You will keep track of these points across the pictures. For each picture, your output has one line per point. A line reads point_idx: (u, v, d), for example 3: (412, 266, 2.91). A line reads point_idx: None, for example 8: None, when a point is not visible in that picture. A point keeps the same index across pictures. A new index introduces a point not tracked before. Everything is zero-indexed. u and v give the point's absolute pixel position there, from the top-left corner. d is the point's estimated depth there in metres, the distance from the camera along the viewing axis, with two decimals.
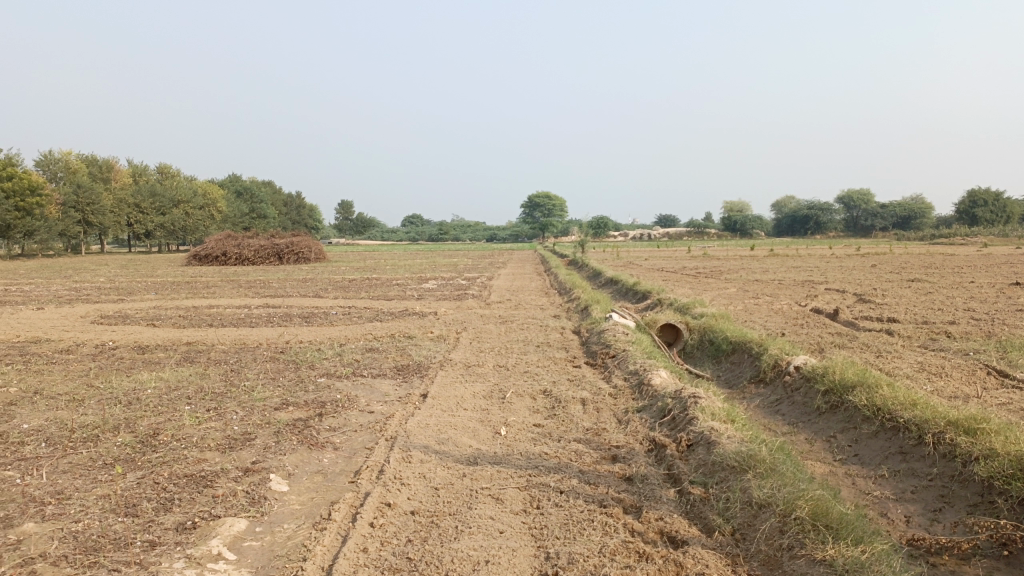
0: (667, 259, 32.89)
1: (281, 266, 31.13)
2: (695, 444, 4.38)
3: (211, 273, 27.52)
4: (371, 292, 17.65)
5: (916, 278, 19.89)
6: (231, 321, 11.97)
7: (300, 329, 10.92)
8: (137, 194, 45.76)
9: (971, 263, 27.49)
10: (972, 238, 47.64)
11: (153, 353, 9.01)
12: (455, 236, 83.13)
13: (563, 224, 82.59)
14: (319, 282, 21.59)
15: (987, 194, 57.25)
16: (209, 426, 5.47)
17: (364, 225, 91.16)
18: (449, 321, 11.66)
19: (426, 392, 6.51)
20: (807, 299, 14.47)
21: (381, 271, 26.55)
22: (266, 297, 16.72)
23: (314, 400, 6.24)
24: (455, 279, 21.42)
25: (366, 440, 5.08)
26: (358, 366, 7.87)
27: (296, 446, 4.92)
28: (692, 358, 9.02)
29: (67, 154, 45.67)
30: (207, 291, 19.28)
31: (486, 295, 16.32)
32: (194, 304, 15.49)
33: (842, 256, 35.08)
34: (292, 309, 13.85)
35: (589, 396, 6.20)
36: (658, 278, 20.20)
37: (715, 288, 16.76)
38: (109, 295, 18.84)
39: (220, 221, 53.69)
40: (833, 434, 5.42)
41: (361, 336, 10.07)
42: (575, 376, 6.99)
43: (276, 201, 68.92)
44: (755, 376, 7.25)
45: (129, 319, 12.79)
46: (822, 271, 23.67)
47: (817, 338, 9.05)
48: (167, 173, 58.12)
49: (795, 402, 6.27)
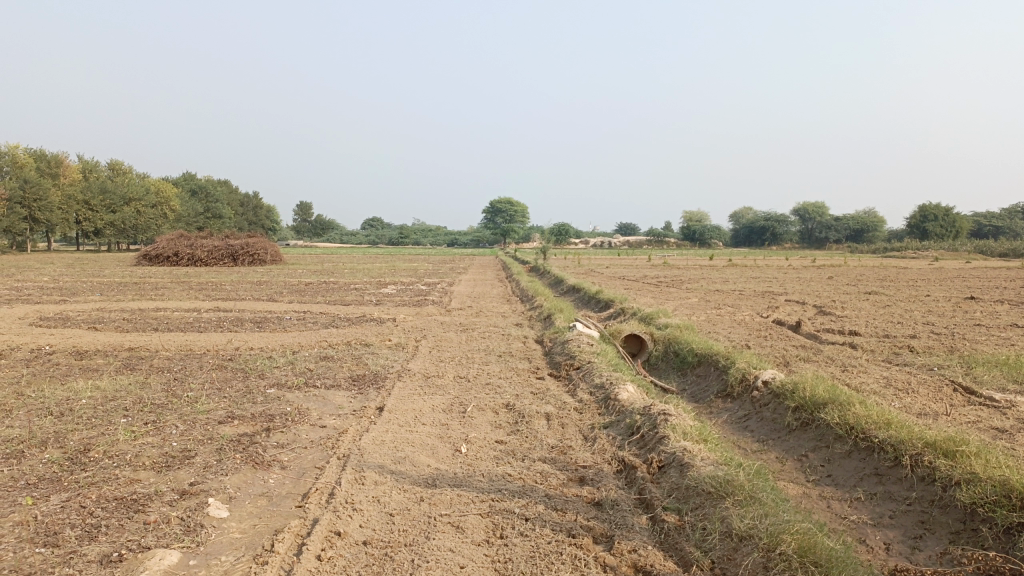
0: (627, 267, 32.98)
1: (236, 269, 30.39)
2: (667, 465, 4.14)
3: (162, 274, 26.70)
4: (328, 296, 17.20)
5: (874, 291, 20.07)
6: (179, 325, 11.47)
7: (251, 335, 10.48)
8: (87, 192, 44.42)
9: (925, 276, 27.97)
10: (922, 251, 48.72)
11: (92, 359, 8.52)
12: (416, 240, 82.50)
13: (524, 231, 82.55)
14: (274, 285, 21.02)
15: (936, 209, 58.66)
16: (145, 442, 5.08)
17: (322, 227, 90.02)
18: (407, 328, 11.32)
19: (382, 405, 6.18)
20: (769, 310, 14.43)
21: (339, 275, 26.03)
22: (218, 300, 16.16)
23: (262, 413, 5.87)
24: (415, 285, 21.05)
25: (317, 458, 4.74)
26: (311, 376, 7.50)
27: (239, 465, 4.56)
28: (656, 370, 8.84)
29: (14, 149, 44.16)
30: (156, 293, 18.62)
31: (446, 301, 16.01)
32: (142, 306, 14.87)
33: (799, 266, 35.47)
34: (245, 313, 13.37)
35: (554, 411, 5.93)
36: (619, 287, 20.09)
37: (677, 298, 16.68)
38: (52, 295, 18.06)
39: (174, 221, 52.42)
40: (805, 453, 5.24)
41: (316, 343, 9.68)
42: (539, 389, 6.72)
43: (233, 202, 67.60)
44: (722, 390, 7.07)
45: (70, 322, 12.19)
46: (781, 282, 23.85)
47: (782, 350, 8.92)
48: (119, 171, 56.59)
49: (764, 417, 6.09)
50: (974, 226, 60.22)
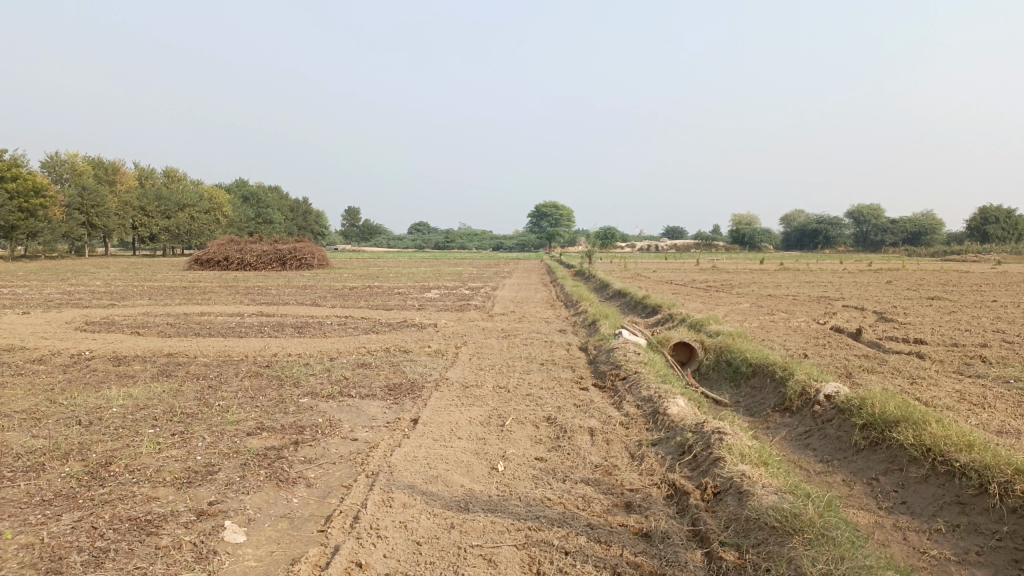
0: (675, 271, 32.42)
1: (283, 273, 30.60)
2: (723, 492, 3.75)
3: (210, 279, 26.96)
4: (371, 301, 17.03)
5: (936, 296, 19.19)
6: (221, 331, 11.37)
7: (290, 341, 10.30)
8: (143, 198, 45.39)
9: (989, 280, 26.83)
10: (984, 255, 46.98)
11: (129, 365, 8.40)
12: (462, 245, 82.60)
13: (570, 235, 82.06)
14: (319, 290, 21.01)
15: (997, 211, 56.56)
16: (168, 456, 4.85)
17: (370, 232, 90.79)
18: (448, 335, 11.03)
19: (416, 417, 5.88)
20: (825, 316, 13.81)
21: (383, 279, 26.01)
22: (262, 305, 16.13)
23: (291, 424, 5.61)
24: (459, 289, 20.82)
25: (345, 477, 4.44)
26: (346, 384, 7.24)
27: (262, 482, 4.29)
28: (707, 380, 8.39)
29: (73, 157, 45.42)
30: (202, 298, 18.71)
31: (489, 306, 15.71)
32: (187, 311, 14.87)
33: (854, 270, 34.35)
34: (287, 319, 13.24)
35: (598, 425, 5.56)
36: (667, 292, 19.57)
37: (727, 303, 16.11)
38: (103, 299, 18.30)
39: (225, 226, 53.31)
40: (875, 477, 4.79)
41: (354, 350, 9.44)
42: (583, 400, 6.36)
43: (283, 207, 68.60)
44: (779, 403, 6.61)
45: (114, 327, 12.20)
46: (836, 287, 23.01)
47: (843, 360, 8.40)
48: (174, 177, 57.83)
49: (827, 435, 5.63)
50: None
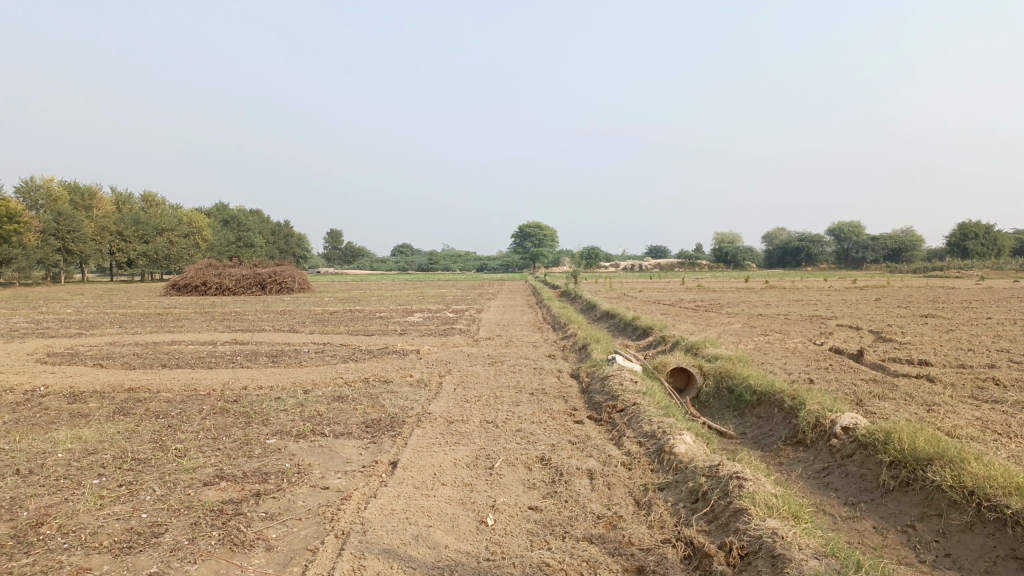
0: (662, 291, 31.80)
1: (261, 297, 29.89)
2: (752, 555, 3.24)
3: (187, 305, 26.20)
4: (352, 326, 16.39)
5: (931, 313, 18.76)
6: (190, 361, 10.70)
7: (262, 371, 9.67)
8: (120, 223, 44.50)
9: (978, 296, 26.55)
10: (967, 270, 46.89)
11: (84, 402, 7.74)
12: (445, 266, 82.09)
13: (554, 255, 81.77)
14: (297, 315, 20.32)
15: (976, 227, 56.81)
16: (110, 514, 4.23)
17: (353, 255, 90.06)
18: (431, 362, 10.44)
19: (395, 460, 5.29)
20: (821, 336, 13.32)
21: (365, 303, 25.42)
22: (237, 332, 15.44)
23: (254, 471, 5.01)
24: (443, 313, 20.22)
25: (311, 538, 3.86)
26: (320, 421, 6.64)
27: (213, 549, 3.70)
28: (708, 408, 7.86)
29: (49, 182, 44.57)
30: (176, 325, 17.99)
31: (474, 330, 15.16)
32: (158, 340, 14.17)
33: (840, 287, 34.06)
34: (262, 347, 12.59)
35: (598, 466, 5.01)
36: (656, 313, 19.09)
37: (719, 324, 15.62)
38: (70, 328, 17.51)
39: (205, 249, 52.45)
40: (911, 523, 4.27)
41: (330, 381, 8.83)
42: (579, 437, 5.82)
43: (264, 230, 67.77)
44: (791, 436, 6.09)
45: (76, 358, 11.51)
46: (825, 304, 22.65)
47: (852, 386, 7.89)
48: (152, 201, 56.95)
49: (849, 473, 5.11)
50: (1017, 243, 58.16)
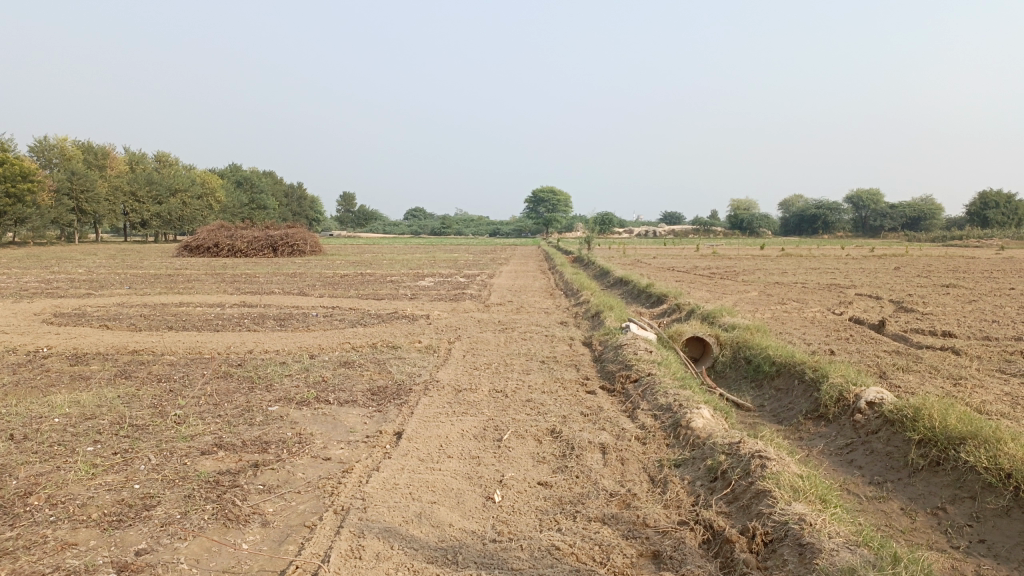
0: (676, 258, 31.44)
1: (273, 260, 29.76)
2: (777, 542, 3.03)
3: (198, 266, 26.08)
4: (362, 290, 16.21)
5: (952, 284, 18.37)
6: (197, 324, 10.55)
7: (269, 335, 9.49)
8: (134, 183, 44.38)
9: (998, 267, 26.04)
10: (986, 240, 46.12)
11: (86, 364, 7.59)
12: (458, 231, 81.75)
13: (567, 221, 81.23)
14: (308, 278, 20.16)
15: (997, 196, 55.79)
16: (101, 484, 4.05)
17: (366, 218, 89.86)
18: (441, 328, 10.24)
19: (400, 430, 5.10)
20: (840, 306, 13.01)
21: (376, 266, 25.22)
22: (246, 295, 15.29)
23: (254, 440, 4.82)
24: (454, 277, 19.99)
25: (309, 514, 3.67)
26: (324, 388, 6.46)
27: (206, 523, 3.52)
28: (724, 379, 7.64)
29: (63, 141, 44.43)
30: (185, 287, 17.87)
31: (485, 296, 14.94)
32: (167, 302, 14.03)
33: (856, 256, 33.57)
34: (270, 310, 12.43)
35: (610, 439, 4.80)
36: (671, 280, 18.79)
37: (735, 292, 15.33)
38: (81, 288, 17.44)
39: (218, 211, 52.34)
40: (942, 506, 4.04)
41: (337, 346, 8.66)
42: (592, 408, 5.60)
43: (277, 193, 67.58)
44: (811, 410, 5.85)
45: (83, 319, 11.40)
46: (843, 273, 22.24)
47: (874, 358, 7.63)
48: (166, 162, 56.74)
49: (875, 451, 4.88)
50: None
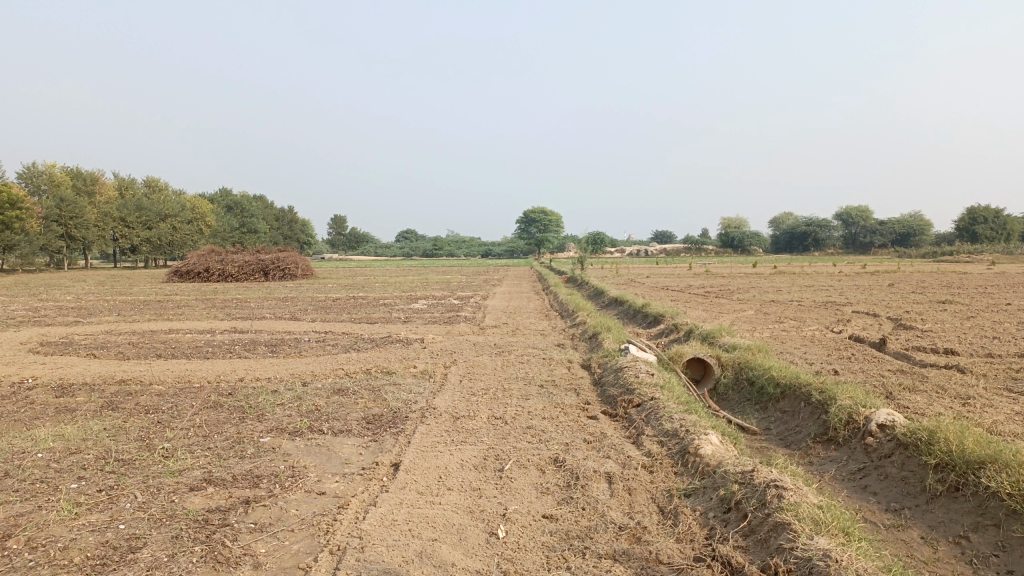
0: (669, 277, 31.40)
1: (264, 284, 29.53)
2: None
3: (188, 292, 25.82)
4: (355, 314, 16.01)
5: (947, 300, 18.31)
6: (187, 351, 10.32)
7: (260, 362, 9.29)
8: (124, 209, 44.10)
9: (991, 282, 26.03)
10: (976, 255, 46.26)
11: (72, 395, 7.37)
12: (450, 253, 81.63)
13: (559, 241, 81.28)
14: (300, 302, 19.96)
15: (985, 211, 56.08)
16: (84, 524, 3.84)
17: (357, 241, 89.71)
18: (436, 352, 10.06)
19: (397, 462, 4.91)
20: (838, 324, 12.89)
21: (368, 289, 25.04)
22: (237, 320, 15.08)
23: (245, 474, 4.63)
24: (448, 300, 19.81)
25: (304, 554, 3.48)
26: (318, 417, 6.26)
27: (194, 567, 3.32)
28: (726, 401, 7.48)
29: (52, 168, 44.21)
30: (175, 312, 17.64)
31: (480, 318, 14.77)
32: (156, 328, 13.79)
33: (849, 272, 33.57)
34: (261, 336, 12.23)
35: (616, 468, 4.63)
36: (666, 299, 18.65)
37: (731, 311, 15.22)
38: (68, 316, 17.17)
39: (209, 236, 52.11)
40: (964, 534, 3.88)
41: (330, 372, 8.46)
42: (595, 435, 5.43)
43: (268, 216, 67.42)
44: (820, 434, 5.70)
45: (70, 348, 11.16)
46: (838, 290, 22.14)
47: (879, 377, 7.49)
48: (156, 187, 56.52)
49: (889, 476, 4.72)
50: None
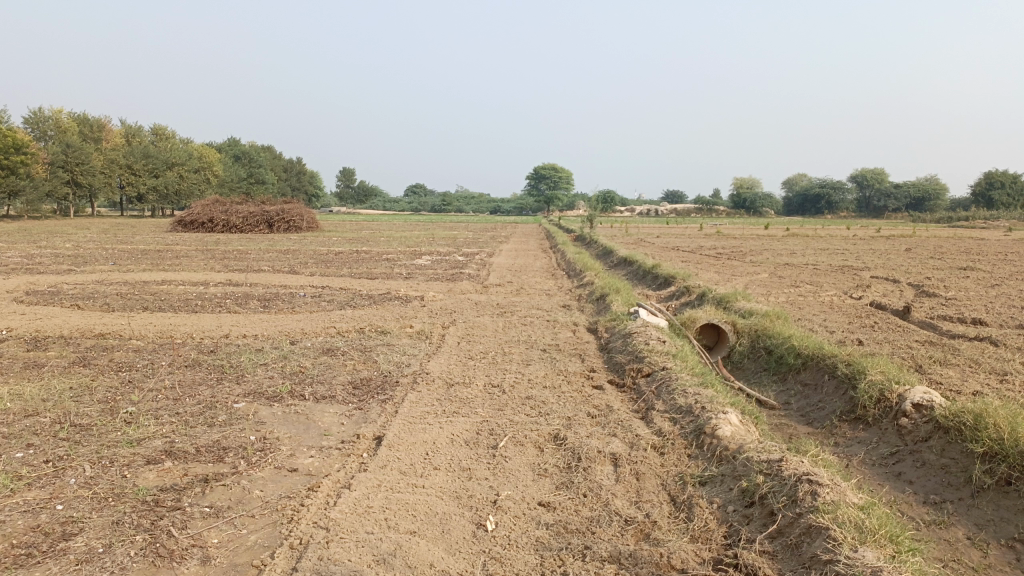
0: (680, 237, 30.71)
1: (268, 235, 29.03)
2: None
3: (190, 242, 25.32)
4: (356, 268, 15.51)
5: (968, 266, 17.65)
6: (175, 304, 9.85)
7: (249, 317, 8.82)
8: (130, 156, 43.49)
9: (1009, 248, 25.30)
10: (992, 221, 45.28)
11: (44, 349, 6.91)
12: (458, 208, 80.84)
13: (569, 199, 80.36)
14: (301, 255, 19.46)
15: (1003, 176, 54.77)
16: (18, 504, 3.39)
17: (366, 194, 89.01)
18: (435, 311, 9.58)
19: (380, 435, 4.44)
20: (857, 289, 12.31)
21: (373, 243, 24.53)
22: (233, 272, 14.59)
23: (210, 446, 4.17)
24: (453, 256, 19.24)
25: (260, 548, 3.02)
26: (302, 380, 5.80)
27: (131, 562, 2.86)
28: (741, 370, 6.97)
29: (58, 113, 43.55)
30: (172, 263, 17.17)
31: (484, 275, 14.26)
32: (150, 279, 13.33)
33: (864, 236, 32.73)
34: (256, 289, 11.77)
35: (624, 447, 4.15)
36: (677, 260, 18.09)
37: (744, 274, 14.64)
38: (63, 264, 16.72)
39: (216, 185, 51.51)
40: (1019, 538, 3.40)
41: (321, 330, 7.98)
42: (601, 408, 4.95)
43: (276, 167, 66.68)
44: (846, 412, 5.20)
45: (57, 297, 10.73)
46: (854, 255, 21.46)
47: (907, 349, 6.95)
48: (163, 136, 55.78)
49: (927, 464, 4.23)
50: None
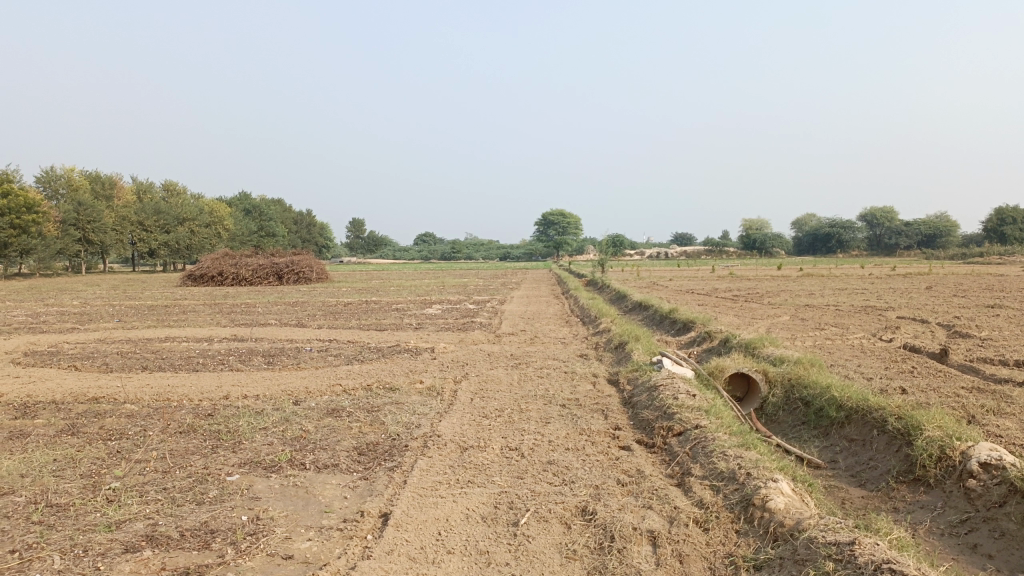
0: (694, 280, 30.21)
1: (277, 288, 28.72)
2: None
3: (198, 296, 25.00)
4: (365, 320, 15.11)
5: (995, 304, 17.08)
6: (176, 364, 9.43)
7: (252, 376, 8.39)
8: (142, 212, 43.60)
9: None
10: (1009, 257, 44.59)
11: (31, 417, 6.48)
12: (468, 255, 80.73)
13: (579, 244, 80.17)
14: (309, 307, 19.07)
15: (1015, 211, 54.22)
16: None
17: (376, 244, 89.15)
18: (447, 364, 9.13)
19: (387, 511, 3.97)
20: (885, 331, 11.79)
21: (382, 293, 24.19)
22: (239, 327, 14.19)
23: (197, 530, 3.71)
24: (463, 304, 18.84)
25: None
26: (303, 447, 5.34)
27: None
28: (777, 424, 6.46)
29: (71, 171, 43.86)
30: (178, 319, 16.81)
31: (496, 324, 13.84)
32: (153, 336, 12.95)
33: (880, 275, 32.18)
34: (261, 345, 11.34)
35: (663, 523, 3.67)
36: (693, 304, 17.61)
37: (765, 317, 14.15)
38: (68, 323, 16.38)
39: (226, 239, 51.55)
40: None
41: (326, 389, 7.53)
42: (632, 474, 4.47)
43: (286, 220, 66.91)
44: (903, 472, 4.69)
45: (55, 358, 10.34)
46: (875, 294, 20.90)
47: (955, 398, 6.44)
48: (174, 191, 56.12)
49: (1008, 535, 3.71)
50: None
